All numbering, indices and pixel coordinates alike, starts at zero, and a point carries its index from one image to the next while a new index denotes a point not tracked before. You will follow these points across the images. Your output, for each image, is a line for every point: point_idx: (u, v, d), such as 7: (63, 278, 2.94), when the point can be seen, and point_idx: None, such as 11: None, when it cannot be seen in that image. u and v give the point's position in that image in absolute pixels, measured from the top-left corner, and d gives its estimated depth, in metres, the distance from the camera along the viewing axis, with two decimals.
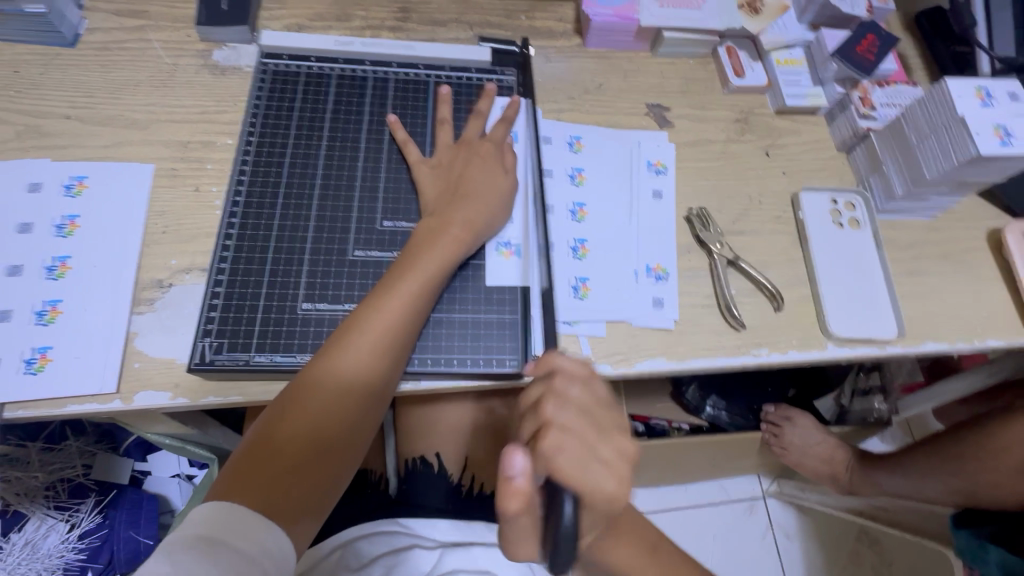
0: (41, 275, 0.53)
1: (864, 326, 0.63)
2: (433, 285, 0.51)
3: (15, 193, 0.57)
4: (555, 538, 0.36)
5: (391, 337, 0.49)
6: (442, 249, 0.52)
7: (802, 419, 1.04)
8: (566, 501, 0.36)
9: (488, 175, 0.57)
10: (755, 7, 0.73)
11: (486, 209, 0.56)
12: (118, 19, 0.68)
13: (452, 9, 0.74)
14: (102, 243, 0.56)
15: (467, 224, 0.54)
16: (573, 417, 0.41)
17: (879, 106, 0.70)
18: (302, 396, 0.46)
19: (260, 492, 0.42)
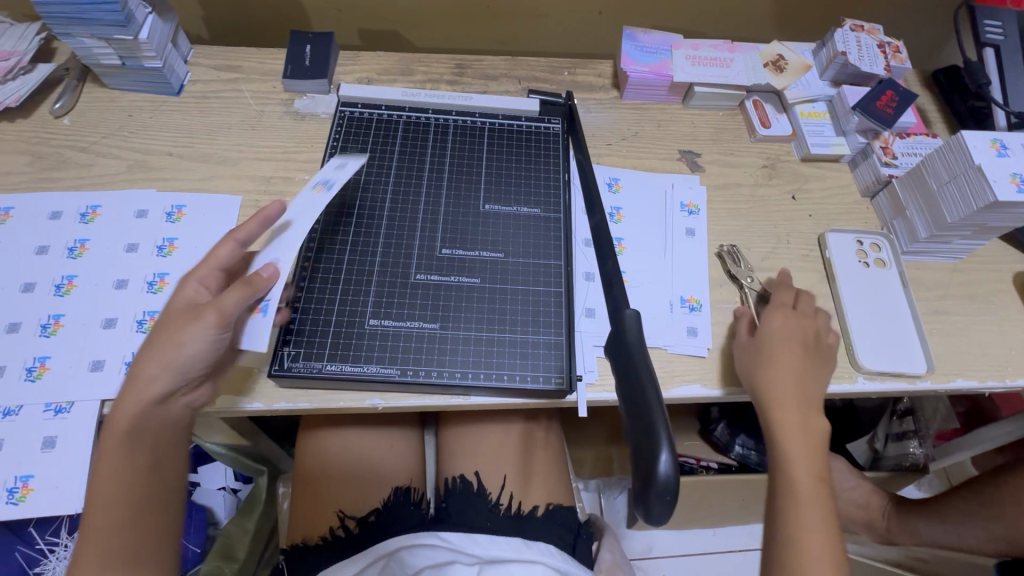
0: (143, 288, 0.61)
1: (894, 361, 0.65)
2: (157, 392, 0.47)
3: (125, 218, 0.65)
4: (649, 485, 0.33)
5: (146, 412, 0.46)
6: (155, 373, 0.46)
7: (837, 463, 1.05)
8: (666, 452, 0.34)
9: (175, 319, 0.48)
10: (780, 66, 0.81)
11: (174, 346, 0.47)
12: (215, 72, 0.79)
13: (502, 65, 0.83)
14: (195, 262, 0.63)
15: (176, 361, 0.47)
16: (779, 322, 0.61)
17: (901, 155, 0.75)
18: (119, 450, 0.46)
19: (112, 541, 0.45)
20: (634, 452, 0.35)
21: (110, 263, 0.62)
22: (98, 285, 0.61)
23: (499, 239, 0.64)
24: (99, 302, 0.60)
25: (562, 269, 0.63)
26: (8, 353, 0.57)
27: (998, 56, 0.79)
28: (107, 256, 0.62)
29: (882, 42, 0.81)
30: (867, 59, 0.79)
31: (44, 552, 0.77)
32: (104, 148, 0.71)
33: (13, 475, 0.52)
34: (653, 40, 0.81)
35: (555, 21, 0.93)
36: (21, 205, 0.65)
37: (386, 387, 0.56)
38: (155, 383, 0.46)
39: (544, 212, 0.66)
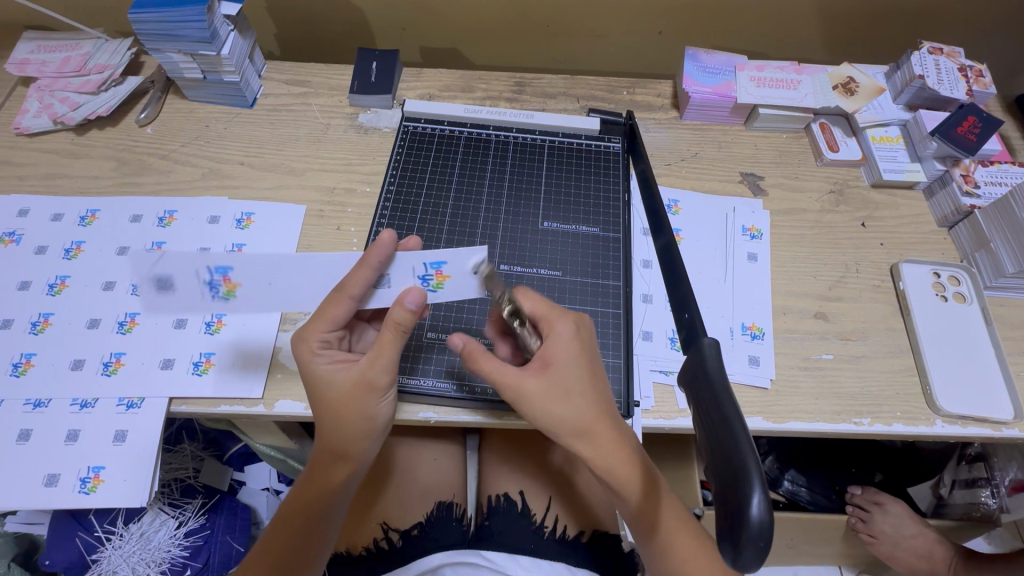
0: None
1: (976, 405, 0.60)
2: (368, 424, 0.52)
3: (199, 223, 0.68)
4: (739, 529, 0.32)
5: (360, 434, 0.53)
6: (356, 428, 0.52)
7: (896, 508, 0.97)
8: (758, 496, 0.33)
9: (340, 383, 0.51)
10: (850, 89, 0.78)
11: (374, 395, 0.51)
12: (286, 87, 0.82)
13: (561, 84, 0.84)
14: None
15: (371, 413, 0.52)
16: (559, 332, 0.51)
17: (984, 184, 0.70)
18: (320, 468, 0.55)
19: (295, 540, 0.54)
20: (721, 491, 0.34)
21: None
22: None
23: (557, 256, 0.63)
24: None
25: (621, 290, 0.62)
26: (88, 347, 0.60)
27: None
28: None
29: (963, 66, 0.77)
30: (946, 83, 0.75)
31: (100, 540, 0.81)
32: (182, 156, 0.74)
33: (85, 466, 0.55)
34: (716, 61, 0.80)
35: (614, 41, 0.93)
36: (106, 208, 0.69)
37: (439, 401, 0.57)
38: (364, 432, 0.53)
39: (605, 231, 0.65)
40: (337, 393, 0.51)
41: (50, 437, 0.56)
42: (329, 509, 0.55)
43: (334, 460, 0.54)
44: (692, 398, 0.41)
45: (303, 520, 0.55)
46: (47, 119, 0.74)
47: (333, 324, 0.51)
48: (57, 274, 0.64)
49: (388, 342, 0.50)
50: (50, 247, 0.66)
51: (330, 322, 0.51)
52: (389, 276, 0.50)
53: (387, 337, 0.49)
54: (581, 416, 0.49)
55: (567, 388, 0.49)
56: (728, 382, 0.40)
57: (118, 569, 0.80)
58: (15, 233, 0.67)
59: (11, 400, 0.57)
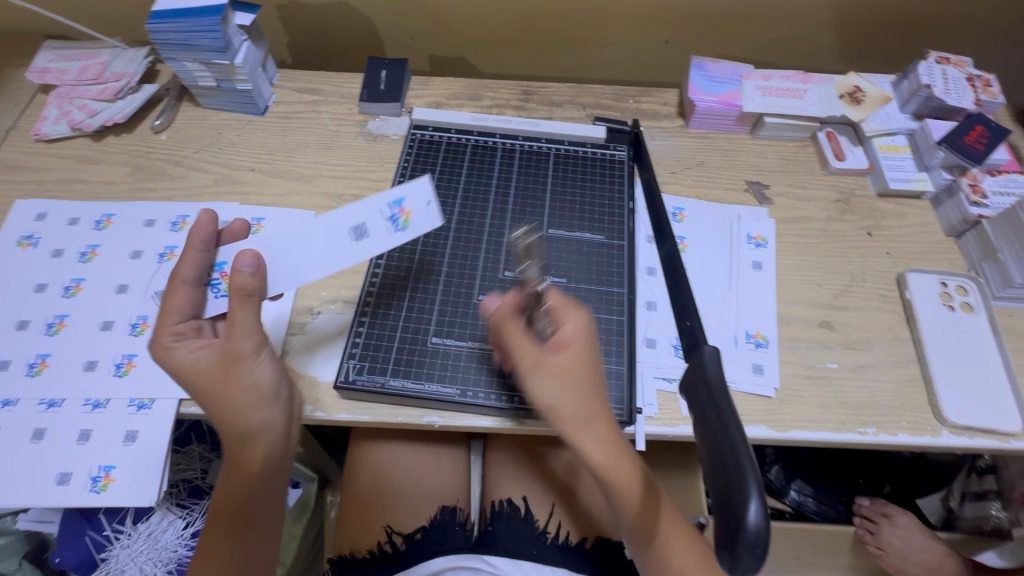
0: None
1: (984, 417, 0.60)
2: (258, 400, 0.50)
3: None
4: (735, 537, 0.32)
5: (256, 413, 0.50)
6: (238, 404, 0.50)
7: (904, 520, 0.97)
8: (755, 505, 0.33)
9: (229, 361, 0.49)
10: (857, 98, 0.78)
11: (245, 367, 0.49)
12: (297, 95, 0.83)
13: (567, 92, 0.85)
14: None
15: (252, 383, 0.50)
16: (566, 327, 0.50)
17: (992, 194, 0.70)
18: (232, 455, 0.52)
19: (230, 532, 0.53)
20: (719, 500, 0.35)
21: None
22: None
23: (562, 263, 0.64)
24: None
25: (624, 297, 0.62)
26: (100, 349, 0.61)
27: None
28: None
29: (971, 75, 0.77)
30: (954, 93, 0.75)
31: (110, 539, 0.82)
32: (195, 162, 0.76)
33: (96, 465, 0.56)
34: (722, 70, 0.80)
35: (621, 50, 0.94)
36: (121, 212, 0.71)
37: (445, 406, 0.57)
38: (256, 407, 0.50)
39: (609, 239, 0.66)
40: (200, 377, 0.49)
41: (63, 436, 0.57)
42: (253, 496, 0.53)
43: (237, 447, 0.52)
44: (691, 407, 0.42)
45: (231, 516, 0.53)
46: (65, 125, 0.77)
47: (180, 314, 0.51)
48: (72, 277, 0.66)
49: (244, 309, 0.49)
50: (65, 250, 0.68)
51: (178, 313, 0.51)
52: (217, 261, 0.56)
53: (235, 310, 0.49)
54: (574, 419, 0.48)
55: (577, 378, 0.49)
56: (726, 391, 0.41)
57: (125, 568, 0.81)
58: (33, 236, 0.69)
59: (26, 399, 0.58)
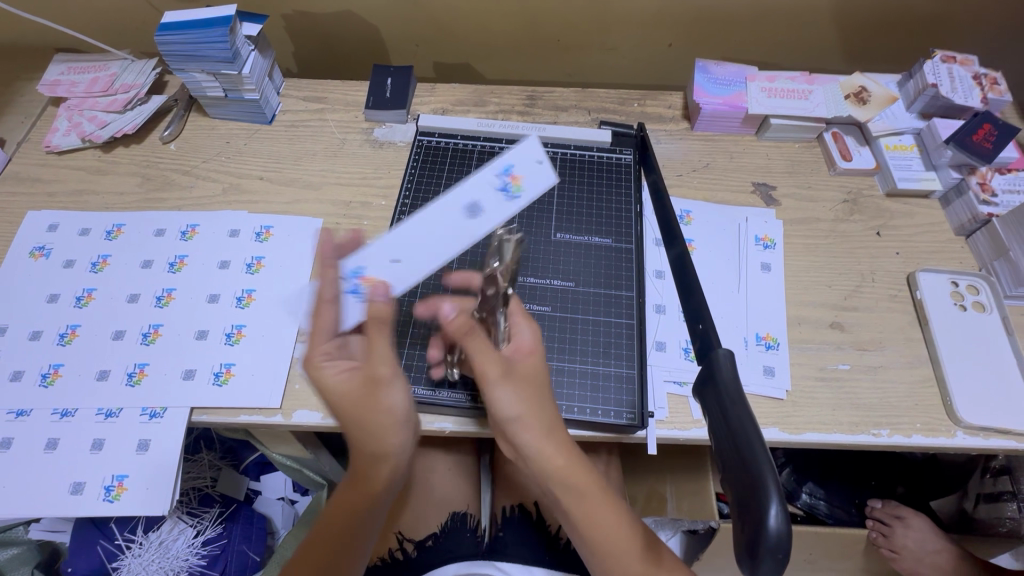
0: (231, 303, 0.65)
1: (999, 417, 0.59)
2: (397, 423, 0.50)
3: (220, 236, 0.70)
4: (757, 543, 0.32)
5: (394, 436, 0.51)
6: (381, 425, 0.49)
7: (917, 522, 0.97)
8: (776, 508, 0.32)
9: (369, 383, 0.49)
10: (863, 98, 0.78)
11: (393, 390, 0.50)
12: (304, 103, 0.84)
13: (572, 97, 0.85)
14: (280, 280, 0.67)
15: (392, 407, 0.50)
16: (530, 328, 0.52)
17: (1001, 192, 0.70)
18: (357, 475, 0.53)
19: (326, 548, 0.51)
20: (738, 504, 0.34)
21: (205, 278, 0.67)
22: (194, 299, 0.65)
23: (570, 268, 0.64)
24: (194, 315, 0.64)
25: (634, 300, 0.62)
26: (113, 359, 0.61)
27: None
28: (202, 272, 0.67)
29: (977, 74, 0.77)
30: (960, 91, 0.75)
31: (121, 548, 0.82)
32: (204, 171, 0.77)
33: (110, 474, 0.56)
34: (726, 72, 0.81)
35: (624, 54, 0.94)
36: (131, 222, 0.71)
37: (455, 412, 0.57)
38: (393, 429, 0.50)
39: (617, 243, 0.66)
40: (348, 399, 0.49)
41: (76, 446, 0.57)
42: (365, 517, 0.53)
43: (368, 466, 0.52)
44: (708, 407, 0.41)
45: (335, 532, 0.52)
46: (76, 137, 0.77)
47: (330, 333, 0.49)
48: (84, 287, 0.66)
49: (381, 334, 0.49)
50: (77, 260, 0.68)
51: (325, 331, 0.49)
52: (345, 277, 0.52)
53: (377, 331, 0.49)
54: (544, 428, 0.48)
55: (535, 378, 0.49)
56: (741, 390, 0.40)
57: None
58: (45, 247, 0.69)
59: (40, 409, 0.59)
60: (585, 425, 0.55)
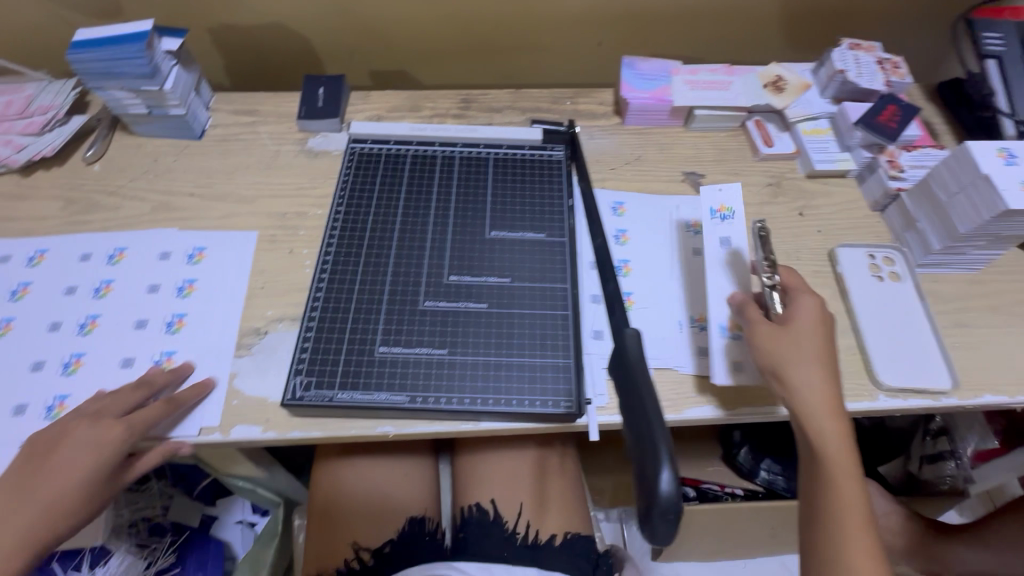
0: (161, 329, 0.63)
1: (916, 377, 0.63)
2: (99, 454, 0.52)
3: (148, 259, 0.68)
4: (653, 500, 0.35)
5: (87, 467, 0.51)
6: (77, 448, 0.52)
7: (867, 488, 1.00)
8: (666, 469, 0.35)
9: (113, 462, 0.52)
10: (780, 87, 0.82)
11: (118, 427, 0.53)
12: (234, 117, 0.83)
13: (506, 98, 0.86)
14: (211, 302, 0.65)
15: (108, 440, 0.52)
16: (810, 302, 0.56)
17: (908, 168, 0.74)
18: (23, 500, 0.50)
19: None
20: (638, 469, 0.37)
21: (133, 304, 0.65)
22: (120, 325, 0.63)
23: (506, 264, 0.65)
24: (122, 342, 0.62)
25: (568, 292, 0.63)
26: (33, 392, 0.59)
27: (1001, 66, 0.77)
28: (130, 297, 0.65)
29: (880, 59, 0.82)
30: (866, 76, 0.80)
31: None
32: (131, 191, 0.75)
33: None
34: (651, 67, 0.84)
35: (557, 55, 0.96)
36: (54, 248, 0.69)
37: (396, 414, 0.57)
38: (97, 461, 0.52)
39: (551, 236, 0.67)
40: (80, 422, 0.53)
41: None
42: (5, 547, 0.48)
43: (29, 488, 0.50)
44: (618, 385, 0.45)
45: None
46: None
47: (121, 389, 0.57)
48: (3, 318, 0.63)
49: (780, 335, 0.55)
50: None
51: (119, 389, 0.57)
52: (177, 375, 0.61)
53: (799, 296, 0.57)
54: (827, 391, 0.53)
55: (798, 336, 0.54)
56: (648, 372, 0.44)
57: None
58: None
59: None
60: (525, 417, 0.56)
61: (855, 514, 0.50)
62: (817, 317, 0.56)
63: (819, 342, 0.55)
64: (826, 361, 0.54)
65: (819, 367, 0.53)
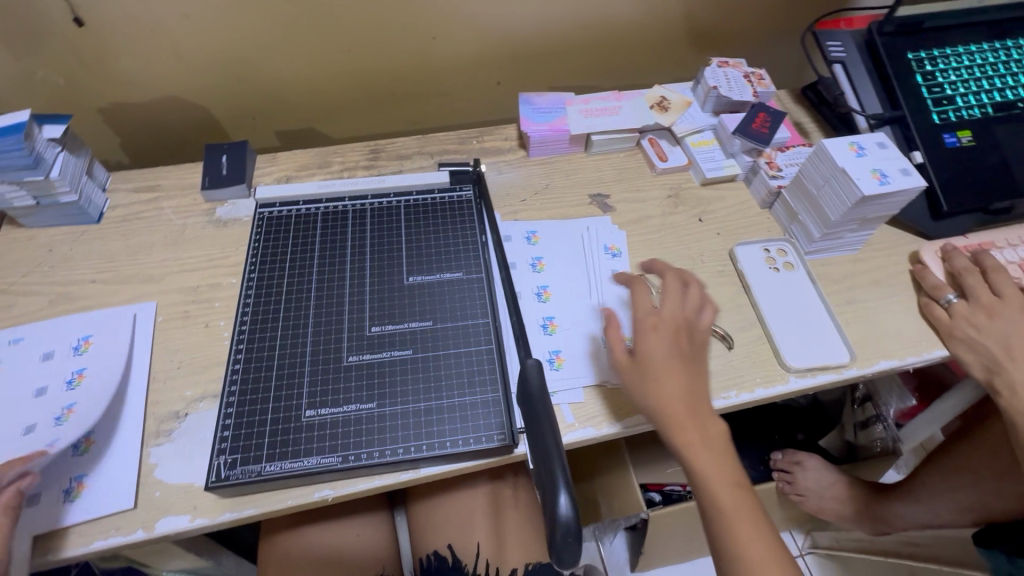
0: (49, 425, 0.57)
1: (818, 355, 0.68)
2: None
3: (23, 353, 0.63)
4: (554, 527, 0.36)
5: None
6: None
7: (812, 462, 1.07)
8: (564, 496, 0.37)
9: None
10: (664, 106, 0.89)
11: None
12: (135, 195, 0.81)
13: (413, 144, 0.89)
14: (104, 386, 0.60)
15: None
16: (650, 334, 0.59)
17: (784, 166, 0.82)
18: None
19: None
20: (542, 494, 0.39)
21: (14, 411, 0.58)
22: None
23: (427, 307, 0.66)
24: (6, 453, 0.55)
25: (490, 325, 0.65)
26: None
27: (846, 70, 0.86)
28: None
29: (746, 73, 0.91)
30: (736, 89, 0.88)
31: None
32: (24, 286, 0.70)
33: None
34: (546, 101, 0.89)
35: (459, 97, 1.00)
36: None
37: (333, 476, 0.55)
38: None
39: (468, 274, 0.69)
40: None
41: None
42: None
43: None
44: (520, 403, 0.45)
45: None
46: None
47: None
48: None
49: (635, 372, 0.58)
50: None
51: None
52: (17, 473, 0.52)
53: (642, 327, 0.59)
54: (680, 414, 0.56)
55: (646, 370, 0.58)
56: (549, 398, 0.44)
57: None
58: None
59: None
60: (464, 457, 0.57)
61: (742, 524, 0.53)
62: (660, 342, 0.58)
63: (668, 368, 0.57)
64: (677, 384, 0.57)
65: (670, 392, 0.56)
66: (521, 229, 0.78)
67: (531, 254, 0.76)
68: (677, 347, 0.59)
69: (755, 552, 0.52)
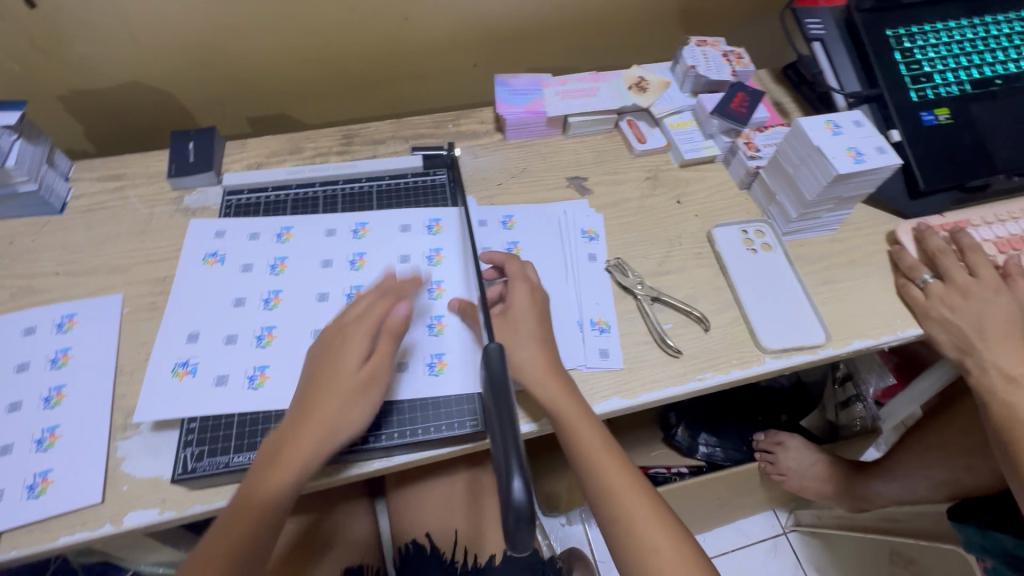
0: (38, 406, 0.58)
1: (794, 336, 0.68)
2: None
3: (319, 238, 0.69)
4: (507, 515, 0.33)
5: None
6: None
7: (794, 442, 1.07)
8: (518, 480, 0.34)
9: None
10: (642, 86, 0.88)
11: None
12: (100, 184, 0.78)
13: (388, 128, 0.87)
14: (91, 366, 0.61)
15: None
16: (523, 288, 0.64)
17: (763, 147, 0.81)
18: None
19: None
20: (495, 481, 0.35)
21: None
22: (169, 340, 0.61)
23: None
24: None
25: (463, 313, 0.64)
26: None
27: (826, 47, 0.85)
28: (216, 311, 0.63)
29: (725, 52, 0.90)
30: (714, 69, 0.86)
31: None
32: None
33: None
34: (523, 83, 0.87)
35: (436, 79, 0.98)
36: None
37: None
38: None
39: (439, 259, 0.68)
40: None
41: None
42: None
43: None
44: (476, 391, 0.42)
45: None
46: None
47: None
48: None
49: (502, 322, 0.61)
50: None
51: None
52: None
53: (514, 282, 0.64)
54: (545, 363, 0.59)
55: (517, 322, 0.61)
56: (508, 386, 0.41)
57: None
58: None
59: None
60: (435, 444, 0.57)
61: (606, 460, 0.58)
62: (529, 297, 0.63)
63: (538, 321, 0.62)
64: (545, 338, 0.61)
65: (533, 342, 0.60)
66: (496, 213, 0.77)
67: (507, 239, 0.75)
68: (544, 304, 0.64)
69: (620, 485, 0.57)
